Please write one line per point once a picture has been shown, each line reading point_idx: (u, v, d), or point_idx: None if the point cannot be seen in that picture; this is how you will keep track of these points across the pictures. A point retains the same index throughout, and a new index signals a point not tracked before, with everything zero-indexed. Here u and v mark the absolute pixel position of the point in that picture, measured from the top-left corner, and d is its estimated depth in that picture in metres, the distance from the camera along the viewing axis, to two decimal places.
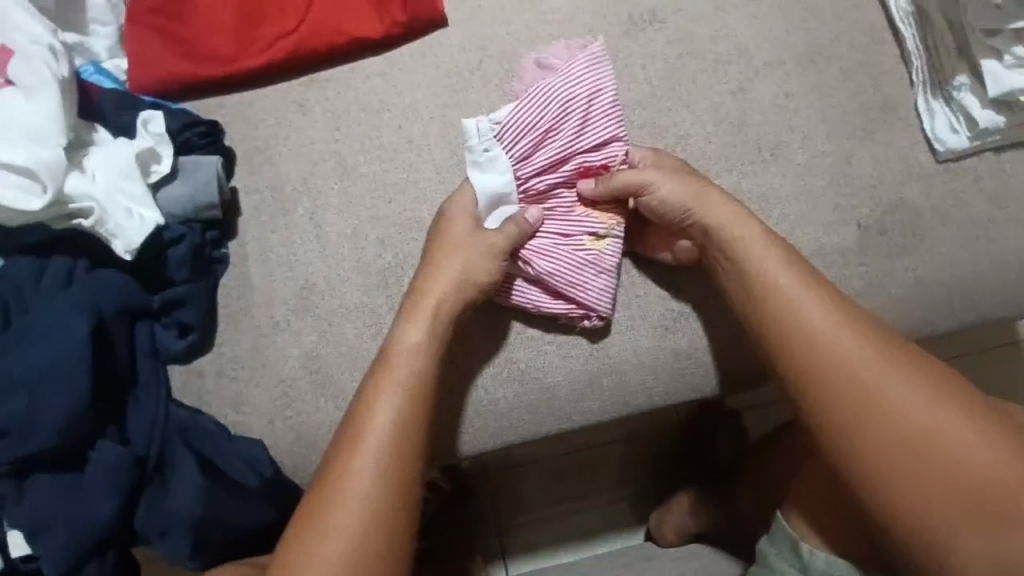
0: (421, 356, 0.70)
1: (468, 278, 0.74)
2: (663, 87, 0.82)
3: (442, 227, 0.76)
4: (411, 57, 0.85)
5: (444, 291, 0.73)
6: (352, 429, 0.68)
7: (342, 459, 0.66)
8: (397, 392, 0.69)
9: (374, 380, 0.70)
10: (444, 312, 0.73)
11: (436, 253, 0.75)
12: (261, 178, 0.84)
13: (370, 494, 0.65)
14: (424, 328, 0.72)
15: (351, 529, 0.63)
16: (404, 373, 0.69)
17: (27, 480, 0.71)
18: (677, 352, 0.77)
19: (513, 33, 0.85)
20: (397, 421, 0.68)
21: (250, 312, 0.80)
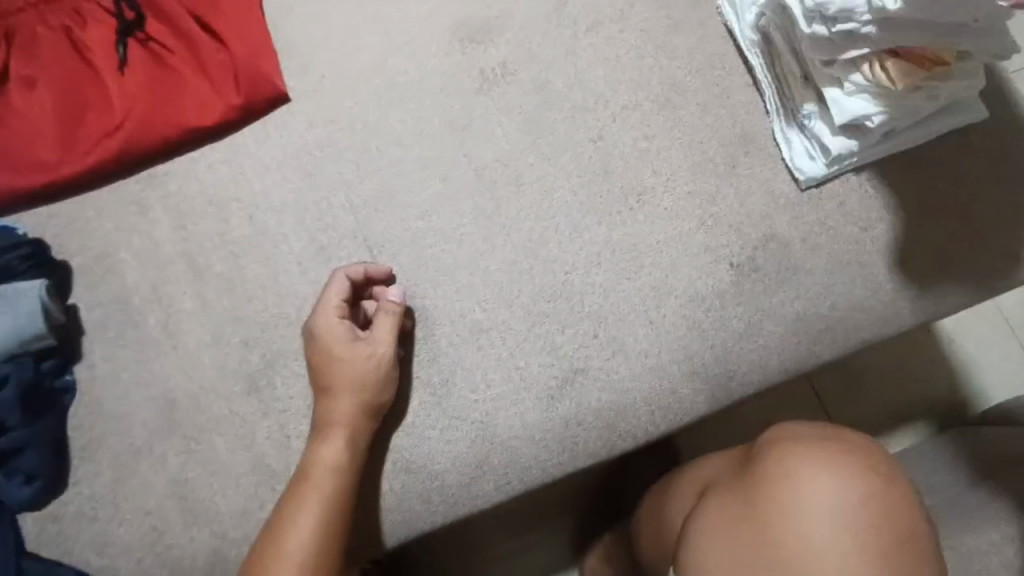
0: (339, 478, 0.69)
1: (374, 391, 0.72)
2: (523, 142, 0.78)
3: (323, 332, 0.72)
4: (256, 141, 0.79)
5: (347, 407, 0.70)
6: (274, 545, 0.66)
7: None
8: (319, 504, 0.67)
9: (293, 495, 0.68)
10: (356, 428, 0.71)
11: (323, 368, 0.72)
12: (103, 291, 0.76)
13: None
14: (342, 445, 0.69)
15: None
16: (319, 501, 0.67)
17: None
18: (566, 421, 0.74)
19: (361, 102, 0.79)
20: (321, 534, 0.66)
21: (106, 442, 0.73)
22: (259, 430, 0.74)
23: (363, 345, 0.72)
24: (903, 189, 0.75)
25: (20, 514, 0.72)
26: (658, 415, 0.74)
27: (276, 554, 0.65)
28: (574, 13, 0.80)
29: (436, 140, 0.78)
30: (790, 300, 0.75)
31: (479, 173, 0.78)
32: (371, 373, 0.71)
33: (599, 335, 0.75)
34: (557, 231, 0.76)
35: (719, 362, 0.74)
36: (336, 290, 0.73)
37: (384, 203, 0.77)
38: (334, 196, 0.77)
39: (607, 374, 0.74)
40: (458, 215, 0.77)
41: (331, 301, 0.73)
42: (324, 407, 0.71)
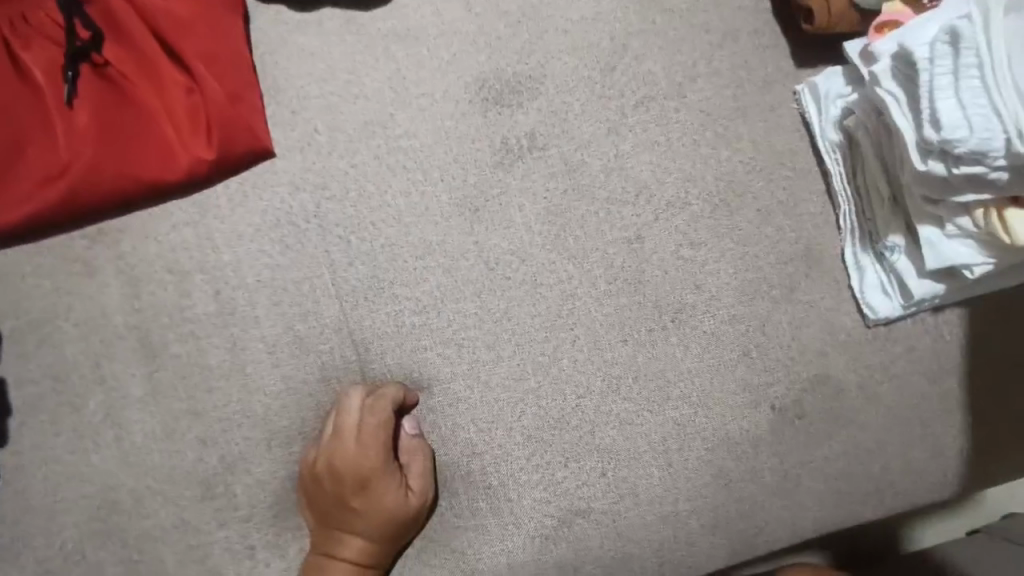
0: None
1: (394, 534, 0.61)
2: (548, 234, 0.66)
3: (344, 467, 0.61)
4: (230, 202, 0.67)
5: (359, 547, 0.61)
6: None
7: None
8: None
9: None
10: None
11: (342, 498, 0.61)
12: (37, 364, 0.65)
13: None
14: None
15: None
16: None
17: None
18: (561, 566, 0.63)
19: (358, 167, 0.67)
20: None
21: (32, 543, 0.63)
22: (215, 542, 0.64)
23: (387, 490, 0.61)
24: (983, 338, 0.65)
25: None
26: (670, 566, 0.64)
27: None
28: (620, 81, 0.68)
29: (443, 222, 0.67)
30: (833, 455, 0.64)
31: (491, 267, 0.66)
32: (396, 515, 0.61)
33: (607, 472, 0.64)
34: (574, 344, 0.65)
35: (746, 517, 0.64)
36: (364, 416, 0.62)
37: (375, 291, 0.66)
38: (317, 277, 0.66)
39: (609, 518, 0.64)
40: (461, 314, 0.66)
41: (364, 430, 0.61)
42: (328, 541, 0.61)
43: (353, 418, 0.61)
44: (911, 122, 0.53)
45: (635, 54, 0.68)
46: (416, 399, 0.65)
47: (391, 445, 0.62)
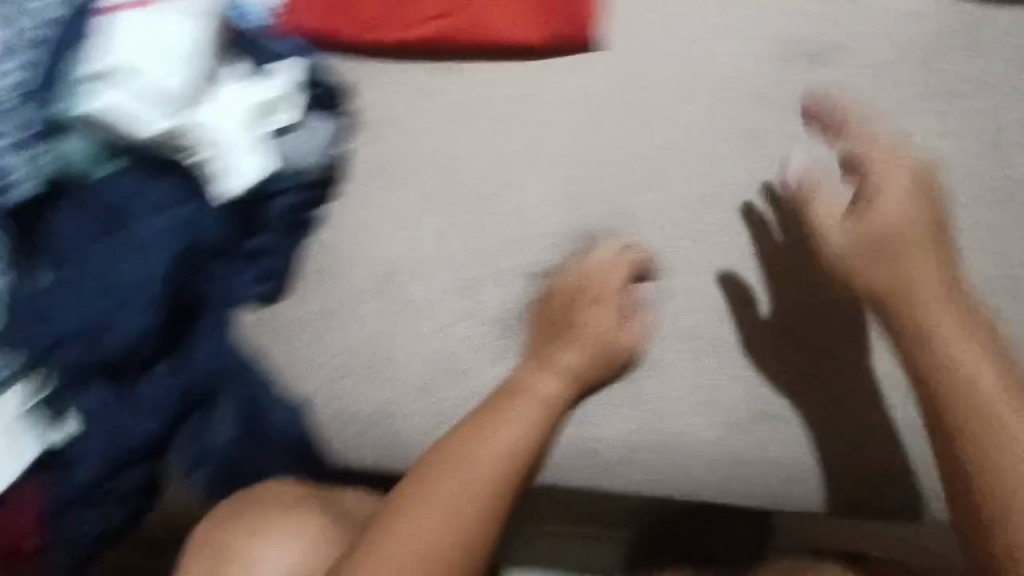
0: (546, 413, 0.70)
1: (609, 354, 0.72)
2: (828, 175, 0.72)
3: (581, 291, 0.74)
4: (564, 67, 0.78)
5: (576, 353, 0.72)
6: (451, 448, 0.68)
7: (437, 472, 0.67)
8: (512, 422, 0.69)
9: (486, 411, 0.70)
10: (568, 391, 0.72)
11: (570, 313, 0.74)
12: (371, 148, 0.78)
13: (457, 505, 0.66)
14: (555, 380, 0.71)
15: (411, 533, 0.65)
16: (520, 436, 0.68)
17: (79, 383, 0.70)
18: (747, 456, 0.71)
19: (680, 67, 0.76)
20: (514, 448, 0.68)
21: (325, 285, 0.76)
22: (460, 332, 0.76)
23: (607, 325, 0.73)
24: None
25: (235, 311, 0.76)
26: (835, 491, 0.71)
27: (451, 457, 0.68)
28: (943, 60, 0.72)
29: (737, 139, 0.74)
30: (931, 435, 0.64)
31: (766, 190, 0.73)
32: (610, 332, 0.72)
33: (807, 401, 0.71)
34: (819, 278, 0.72)
35: (917, 476, 0.70)
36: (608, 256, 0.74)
37: (648, 179, 0.75)
38: (614, 149, 0.76)
39: (796, 438, 0.71)
40: (716, 221, 0.74)
41: (602, 264, 0.74)
42: (550, 343, 0.73)
43: (598, 256, 0.74)
44: None
45: (965, 39, 0.72)
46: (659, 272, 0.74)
47: (621, 288, 0.73)
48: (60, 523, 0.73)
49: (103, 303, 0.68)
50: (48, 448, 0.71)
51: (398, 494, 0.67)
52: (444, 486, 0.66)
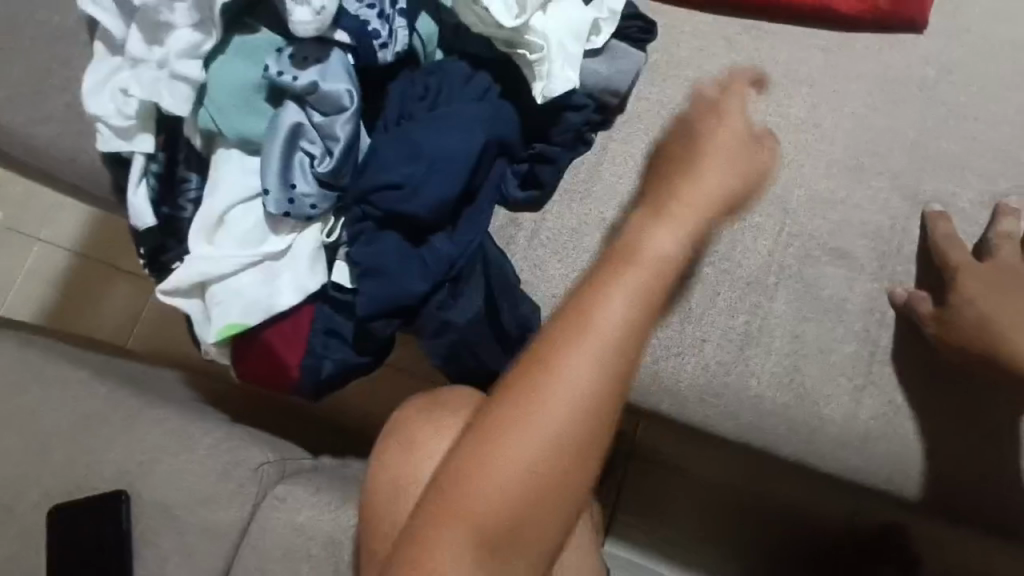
0: (664, 271, 0.62)
1: (719, 205, 0.68)
2: None
3: (682, 135, 0.73)
4: (866, 47, 0.80)
5: (702, 197, 0.67)
6: (569, 321, 0.59)
7: (548, 358, 0.58)
8: (631, 285, 0.60)
9: (603, 270, 0.61)
10: (682, 251, 0.64)
11: (696, 158, 0.69)
12: (658, 88, 0.84)
13: (582, 386, 0.57)
14: (676, 239, 0.64)
15: (545, 417, 0.56)
16: (625, 301, 0.59)
17: (379, 231, 0.77)
18: (970, 463, 0.74)
19: (982, 72, 0.78)
20: (632, 318, 0.59)
21: (588, 200, 0.83)
22: (704, 275, 0.79)
23: (729, 150, 0.70)
24: None
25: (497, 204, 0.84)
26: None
27: (568, 335, 0.58)
28: None
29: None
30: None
31: None
32: (721, 175, 0.68)
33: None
34: None
35: None
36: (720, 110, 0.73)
37: (927, 178, 0.77)
38: (901, 136, 0.78)
39: (980, 424, 0.73)
40: (977, 231, 0.76)
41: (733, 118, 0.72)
42: (679, 186, 0.67)
43: (704, 98, 0.74)
44: None
45: None
46: (920, 265, 0.76)
47: (738, 128, 0.71)
48: (319, 352, 0.80)
49: (416, 165, 0.73)
50: (337, 283, 0.79)
51: (503, 379, 0.59)
52: (554, 362, 0.57)
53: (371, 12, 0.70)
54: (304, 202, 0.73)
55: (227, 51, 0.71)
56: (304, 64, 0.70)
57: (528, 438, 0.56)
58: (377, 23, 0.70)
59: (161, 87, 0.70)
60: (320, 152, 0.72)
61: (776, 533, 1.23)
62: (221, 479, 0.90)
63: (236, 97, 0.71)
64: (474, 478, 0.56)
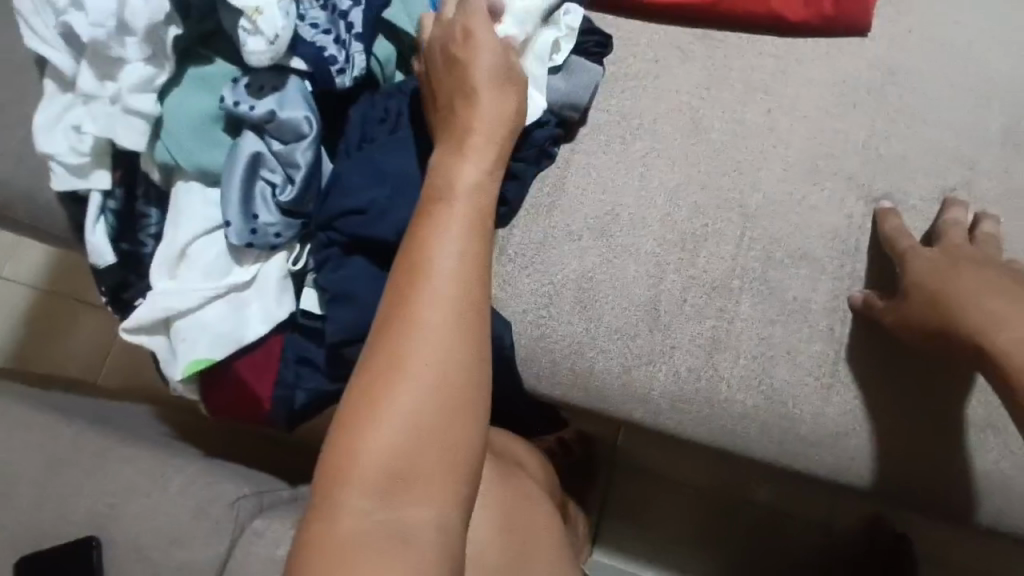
0: (483, 189, 0.66)
1: (510, 116, 0.69)
2: None
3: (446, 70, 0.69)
4: (815, 52, 0.83)
5: (486, 110, 0.68)
6: (411, 268, 0.60)
7: (401, 306, 0.58)
8: (464, 219, 0.63)
9: (429, 211, 0.63)
10: (490, 175, 0.67)
11: (466, 82, 0.68)
12: (618, 101, 0.85)
13: (441, 322, 0.57)
14: (477, 163, 0.66)
15: (420, 358, 0.55)
16: (458, 232, 0.61)
17: (346, 256, 0.76)
18: (940, 455, 0.75)
19: (927, 73, 0.81)
20: (467, 250, 0.61)
21: (554, 213, 0.83)
22: (672, 282, 0.80)
23: (502, 78, 0.69)
24: None
25: None
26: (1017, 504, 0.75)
27: (411, 278, 0.59)
28: None
29: (970, 147, 0.79)
30: None
31: (989, 204, 0.78)
32: (497, 71, 0.68)
33: (1000, 415, 0.75)
34: None
35: None
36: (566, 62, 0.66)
37: (880, 177, 0.79)
38: (852, 136, 0.80)
39: (918, 399, 0.76)
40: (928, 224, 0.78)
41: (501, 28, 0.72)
42: (462, 112, 0.68)
43: (463, 29, 0.69)
44: None
45: None
46: (878, 264, 0.78)
47: (497, 48, 0.69)
48: (290, 382, 0.79)
49: (380, 188, 0.72)
50: (305, 310, 0.78)
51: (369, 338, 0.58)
52: (411, 301, 0.58)
53: (327, 38, 0.70)
54: (268, 231, 0.72)
55: (182, 83, 0.71)
56: (261, 93, 0.69)
57: (403, 375, 0.55)
58: (334, 49, 0.70)
59: (116, 124, 0.68)
60: (282, 180, 0.71)
61: (759, 528, 1.24)
62: (196, 516, 0.88)
63: (193, 129, 0.70)
64: (363, 428, 0.53)
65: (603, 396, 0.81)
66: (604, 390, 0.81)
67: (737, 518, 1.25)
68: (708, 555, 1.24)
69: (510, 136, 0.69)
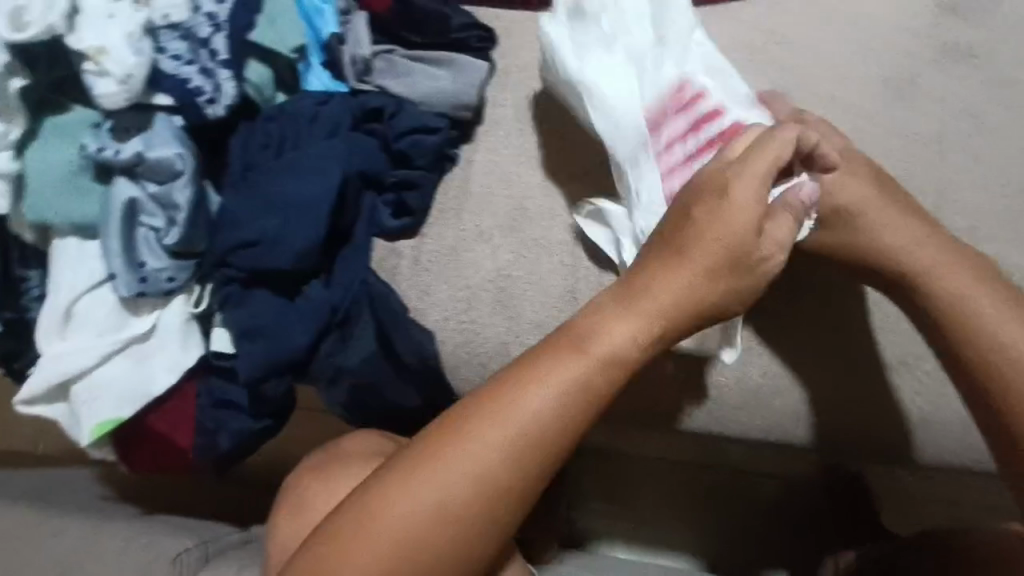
0: (611, 371, 0.60)
1: (738, 288, 0.63)
2: (956, 130, 0.77)
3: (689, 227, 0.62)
4: (699, 20, 0.82)
5: (676, 287, 0.61)
6: (496, 404, 0.60)
7: (454, 423, 0.60)
8: (582, 370, 0.60)
9: (536, 357, 0.61)
10: (641, 344, 0.61)
11: (677, 237, 0.63)
12: (510, 95, 0.84)
13: (490, 458, 0.58)
14: (632, 328, 0.61)
15: (455, 476, 0.58)
16: (557, 388, 0.59)
17: (248, 291, 0.73)
18: (865, 400, 0.76)
19: (812, 27, 0.81)
20: (561, 405, 0.60)
21: (461, 216, 0.82)
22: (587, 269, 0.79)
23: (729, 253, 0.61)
24: None
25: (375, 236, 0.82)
26: (954, 439, 0.76)
27: (493, 411, 0.59)
28: None
29: (869, 93, 0.78)
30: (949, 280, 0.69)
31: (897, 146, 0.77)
32: (735, 230, 0.61)
33: (915, 353, 0.76)
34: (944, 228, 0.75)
35: None
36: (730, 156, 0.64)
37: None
38: None
39: (840, 348, 0.76)
40: None
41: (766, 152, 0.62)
42: (652, 274, 0.62)
43: (718, 180, 0.63)
44: None
45: None
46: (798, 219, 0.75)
47: (756, 209, 0.61)
48: (212, 425, 0.76)
49: (270, 218, 0.70)
50: (216, 351, 0.75)
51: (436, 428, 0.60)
52: (490, 427, 0.59)
53: (192, 69, 0.68)
54: (159, 277, 0.70)
55: (42, 135, 0.68)
56: (126, 136, 0.67)
57: (451, 484, 0.58)
58: (200, 80, 0.67)
59: None
60: (165, 223, 0.69)
61: (731, 495, 1.20)
62: None
63: (61, 182, 0.67)
64: (396, 508, 0.57)
65: None
66: None
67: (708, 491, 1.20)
68: (682, 530, 1.21)
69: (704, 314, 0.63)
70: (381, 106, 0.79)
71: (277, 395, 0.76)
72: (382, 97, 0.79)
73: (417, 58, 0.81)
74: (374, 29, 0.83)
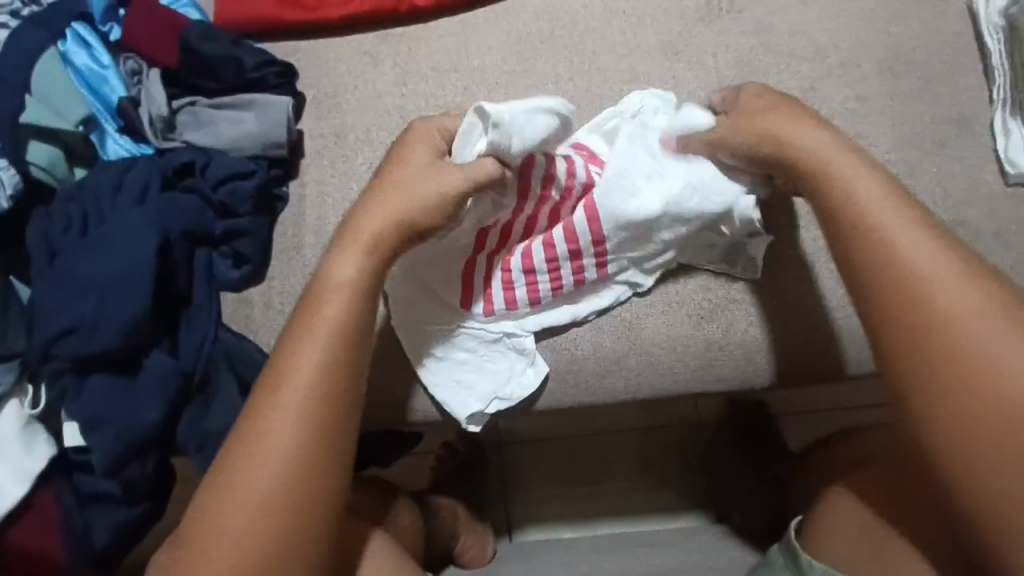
0: (354, 301, 0.60)
1: (439, 208, 0.63)
2: (735, 77, 0.79)
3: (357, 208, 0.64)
4: (485, 20, 0.84)
5: (382, 219, 0.63)
6: (273, 376, 0.58)
7: (245, 427, 0.57)
8: (326, 329, 0.59)
9: (300, 317, 0.60)
10: (371, 271, 0.62)
11: (372, 188, 0.65)
12: (327, 124, 0.82)
13: (287, 440, 0.55)
14: (360, 264, 0.62)
15: (257, 482, 0.54)
16: (319, 342, 0.58)
17: (81, 378, 0.71)
18: (709, 343, 0.75)
19: (588, 8, 0.83)
20: (328, 361, 0.58)
21: (302, 251, 0.77)
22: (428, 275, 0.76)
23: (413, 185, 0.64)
24: None
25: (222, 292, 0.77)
26: (827, 360, 0.75)
27: (272, 384, 0.57)
28: None
29: (659, 56, 0.81)
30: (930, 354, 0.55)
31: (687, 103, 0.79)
32: (438, 189, 0.63)
33: (740, 288, 0.76)
34: None
35: None
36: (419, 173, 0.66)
37: (588, 104, 0.80)
38: (544, 87, 0.81)
39: (682, 297, 0.76)
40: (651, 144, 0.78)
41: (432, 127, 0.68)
42: (357, 214, 0.64)
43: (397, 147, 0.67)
44: (1003, 43, 0.77)
45: None
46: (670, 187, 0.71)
47: (428, 156, 0.65)
48: (81, 524, 0.73)
49: (86, 299, 0.68)
50: (72, 447, 0.72)
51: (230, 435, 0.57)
52: (275, 390, 0.57)
53: None
54: None
55: None
56: None
57: (261, 450, 0.55)
58: None
59: None
60: None
61: (652, 453, 1.22)
62: None
63: None
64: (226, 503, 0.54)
65: (404, 412, 0.77)
66: (409, 408, 0.77)
67: (630, 455, 1.23)
68: (613, 500, 1.21)
69: (408, 230, 0.63)
70: (189, 161, 0.76)
71: (142, 477, 0.73)
72: (189, 151, 0.76)
73: (219, 105, 0.79)
74: (169, 83, 0.81)
